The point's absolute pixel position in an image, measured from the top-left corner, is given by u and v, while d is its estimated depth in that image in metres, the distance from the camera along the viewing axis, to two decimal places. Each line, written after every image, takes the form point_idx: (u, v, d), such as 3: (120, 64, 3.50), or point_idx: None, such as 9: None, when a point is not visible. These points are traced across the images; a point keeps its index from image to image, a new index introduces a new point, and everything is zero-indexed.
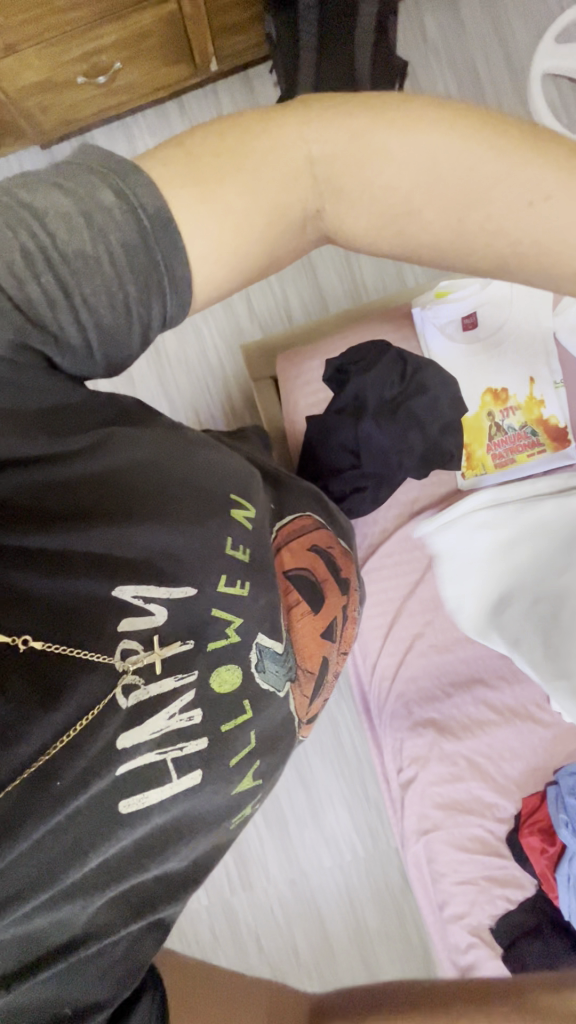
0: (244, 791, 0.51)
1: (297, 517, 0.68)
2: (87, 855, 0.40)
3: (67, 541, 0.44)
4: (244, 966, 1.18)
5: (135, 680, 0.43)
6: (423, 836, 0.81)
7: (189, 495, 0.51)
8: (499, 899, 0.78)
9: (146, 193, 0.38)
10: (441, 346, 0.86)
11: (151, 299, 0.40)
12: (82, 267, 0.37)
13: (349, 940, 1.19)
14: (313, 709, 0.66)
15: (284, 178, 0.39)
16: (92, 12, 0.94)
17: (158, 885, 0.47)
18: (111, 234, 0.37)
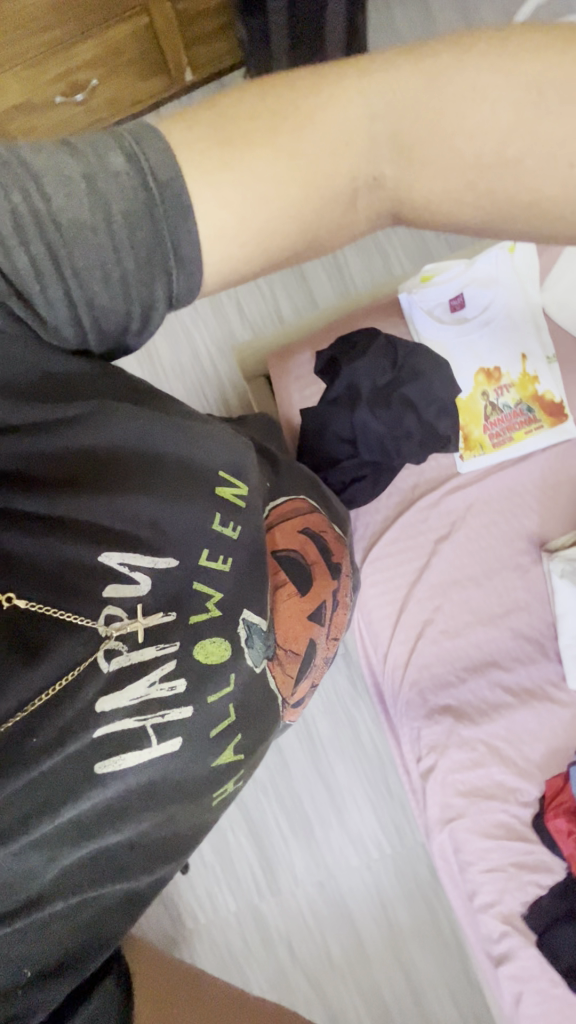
0: (223, 764, 0.53)
1: (289, 496, 0.70)
2: (60, 809, 0.41)
3: (54, 506, 0.46)
4: (278, 971, 1.16)
5: (117, 644, 0.45)
6: (447, 826, 0.79)
7: (180, 471, 0.53)
8: (529, 886, 0.77)
9: (158, 162, 0.37)
10: (431, 328, 0.86)
11: (155, 280, 0.39)
12: (77, 238, 0.36)
13: (383, 942, 1.16)
14: (297, 691, 0.67)
15: (340, 143, 0.37)
16: (64, 29, 0.96)
17: (128, 854, 0.47)
18: (112, 203, 0.36)
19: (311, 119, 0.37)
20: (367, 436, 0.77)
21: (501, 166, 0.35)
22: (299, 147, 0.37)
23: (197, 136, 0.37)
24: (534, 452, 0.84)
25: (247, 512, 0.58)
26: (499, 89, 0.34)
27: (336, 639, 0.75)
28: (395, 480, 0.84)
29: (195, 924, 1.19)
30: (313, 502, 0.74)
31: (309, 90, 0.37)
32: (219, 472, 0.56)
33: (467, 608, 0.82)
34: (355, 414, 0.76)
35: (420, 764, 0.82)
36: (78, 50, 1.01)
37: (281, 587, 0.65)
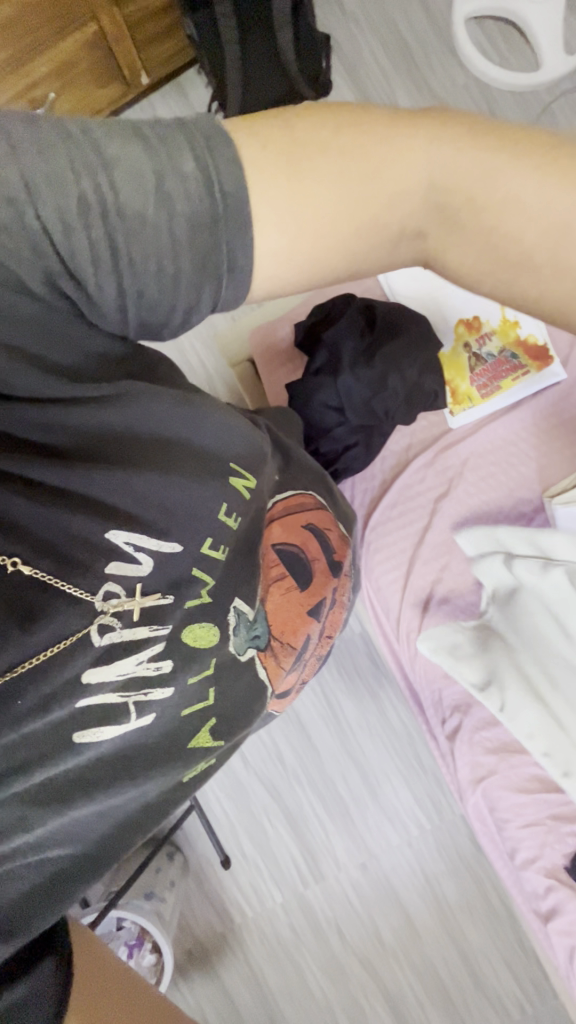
0: (198, 751, 0.53)
1: (299, 489, 0.68)
2: (33, 766, 0.42)
3: (71, 478, 0.45)
4: (332, 960, 1.15)
5: (111, 621, 0.45)
6: (479, 786, 0.79)
7: (195, 454, 0.51)
8: (570, 837, 0.76)
9: (225, 169, 0.36)
10: (406, 286, 0.86)
11: (203, 283, 0.38)
12: (137, 230, 0.36)
13: (434, 920, 1.15)
14: (284, 685, 0.66)
15: (393, 193, 0.37)
16: (19, 48, 0.97)
17: (92, 825, 0.46)
18: (175, 203, 0.36)
19: (381, 167, 0.37)
20: (352, 398, 0.79)
21: (534, 264, 0.36)
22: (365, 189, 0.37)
23: (268, 158, 0.37)
24: (523, 398, 0.85)
25: (250, 504, 0.56)
26: (551, 192, 0.35)
27: (331, 637, 0.75)
28: (387, 444, 0.86)
29: (243, 919, 1.18)
30: (320, 498, 0.72)
31: (383, 134, 0.37)
32: (231, 462, 0.54)
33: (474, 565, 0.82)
34: (339, 381, 0.79)
35: (445, 726, 0.83)
36: (33, 64, 1.02)
37: (281, 580, 0.65)
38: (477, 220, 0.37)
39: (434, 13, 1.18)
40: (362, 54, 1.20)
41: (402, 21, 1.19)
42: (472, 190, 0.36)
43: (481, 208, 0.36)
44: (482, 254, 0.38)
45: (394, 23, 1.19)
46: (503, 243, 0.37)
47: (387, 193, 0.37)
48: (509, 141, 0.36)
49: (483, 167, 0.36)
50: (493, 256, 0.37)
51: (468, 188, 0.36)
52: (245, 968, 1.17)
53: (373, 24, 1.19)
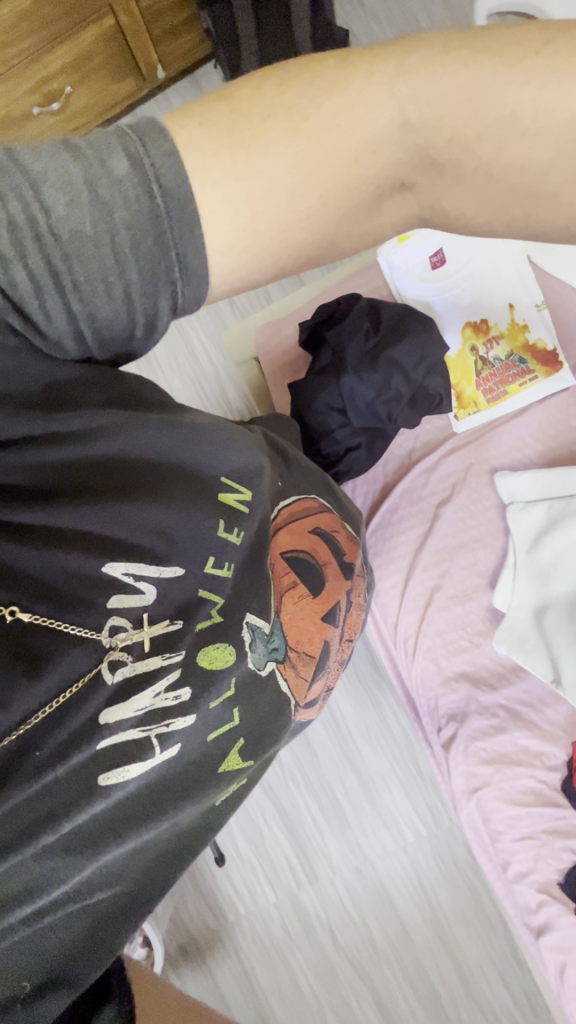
0: (228, 771, 0.51)
1: (302, 494, 0.67)
2: (61, 821, 0.40)
3: (59, 517, 0.44)
4: (324, 962, 1.15)
5: (122, 656, 0.44)
6: (474, 796, 0.78)
7: (183, 477, 0.51)
8: (564, 852, 0.75)
9: (164, 162, 0.35)
10: (412, 288, 0.86)
11: (159, 291, 0.38)
12: (76, 246, 0.35)
13: (427, 928, 1.14)
14: (312, 692, 0.66)
15: (347, 158, 0.36)
16: (37, 40, 0.98)
17: (133, 861, 0.46)
18: (115, 212, 0.35)
19: (341, 115, 0.35)
20: (354, 401, 0.78)
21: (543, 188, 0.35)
22: (321, 154, 0.36)
23: (206, 135, 0.35)
24: (530, 404, 0.83)
25: (252, 518, 0.56)
26: (551, 96, 0.32)
27: (351, 641, 0.74)
28: (391, 447, 0.86)
29: (236, 916, 1.18)
30: (324, 500, 0.71)
31: (337, 86, 0.35)
32: (222, 479, 0.54)
33: (475, 571, 0.81)
34: (341, 381, 0.78)
35: (441, 735, 0.82)
36: (49, 58, 1.02)
37: (293, 588, 0.63)
38: (469, 153, 0.35)
39: (455, 6, 1.16)
40: None
41: (423, 14, 1.17)
42: (458, 122, 0.34)
43: (472, 136, 0.34)
44: (478, 188, 0.36)
45: (413, 17, 1.17)
46: (498, 172, 0.35)
47: (358, 160, 0.36)
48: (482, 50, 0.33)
49: (465, 92, 0.34)
50: (489, 188, 0.36)
51: (451, 122, 0.34)
52: (238, 966, 1.17)
53: (392, 17, 1.17)
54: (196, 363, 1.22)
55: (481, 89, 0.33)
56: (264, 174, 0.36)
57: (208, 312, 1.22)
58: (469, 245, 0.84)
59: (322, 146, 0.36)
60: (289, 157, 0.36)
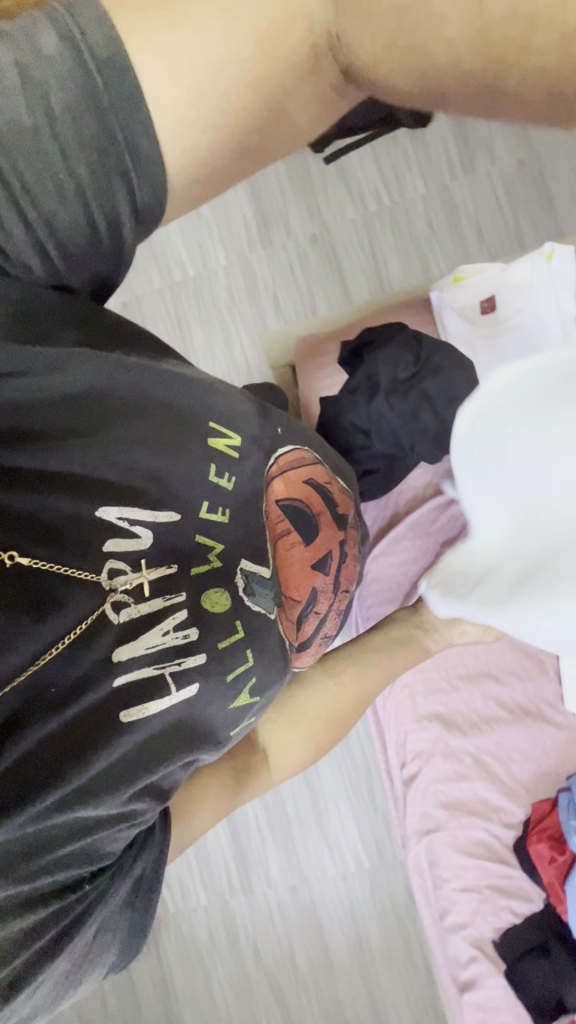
0: (240, 710, 0.48)
1: (294, 443, 0.61)
2: (90, 755, 0.38)
3: (45, 460, 0.43)
4: (241, 974, 1.14)
5: (125, 597, 0.42)
6: (424, 837, 0.79)
7: (167, 416, 0.49)
8: (504, 912, 0.74)
9: (91, 25, 0.34)
10: (459, 329, 0.87)
11: (115, 188, 0.37)
12: (27, 144, 0.34)
13: (351, 959, 1.12)
14: (304, 639, 0.61)
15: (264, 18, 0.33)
16: None
17: (174, 778, 0.45)
18: (51, 89, 0.34)
19: None
20: (380, 428, 0.80)
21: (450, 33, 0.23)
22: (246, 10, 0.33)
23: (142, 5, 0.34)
24: None
25: (244, 461, 0.53)
26: None
27: (347, 592, 0.69)
28: (407, 477, 0.87)
29: (163, 913, 1.18)
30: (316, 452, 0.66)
31: None
32: (211, 421, 0.52)
33: None
34: (372, 405, 0.80)
35: (404, 771, 0.81)
36: None
37: (285, 534, 0.60)
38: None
39: None
40: None
41: None
42: None
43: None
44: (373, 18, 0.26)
45: None
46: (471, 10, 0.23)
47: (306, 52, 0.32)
48: None
49: None
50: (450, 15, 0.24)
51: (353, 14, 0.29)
52: (155, 960, 1.17)
53: None
54: (233, 360, 1.25)
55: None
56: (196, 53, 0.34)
57: (253, 311, 1.24)
58: (520, 299, 0.85)
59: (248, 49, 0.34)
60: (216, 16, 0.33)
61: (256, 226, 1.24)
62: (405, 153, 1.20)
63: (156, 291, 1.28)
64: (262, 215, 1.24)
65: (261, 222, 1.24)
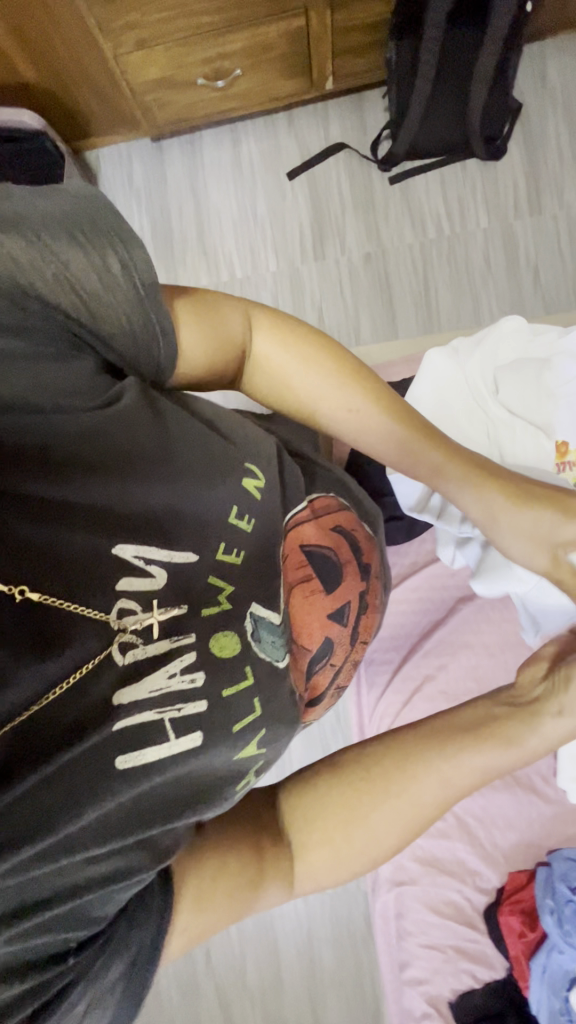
0: (245, 761, 0.48)
1: (320, 488, 0.64)
2: (83, 806, 0.38)
3: (67, 490, 0.42)
4: (191, 980, 1.15)
5: (133, 638, 0.42)
6: (395, 888, 0.80)
7: (197, 456, 0.50)
8: (464, 974, 0.77)
9: (140, 256, 0.46)
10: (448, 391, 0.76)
11: (148, 346, 0.49)
12: (97, 306, 0.45)
13: (301, 981, 1.12)
14: (312, 687, 0.61)
15: (229, 338, 0.55)
16: (225, 19, 0.95)
17: (172, 837, 0.45)
18: (120, 291, 0.46)
19: (223, 311, 0.54)
20: None
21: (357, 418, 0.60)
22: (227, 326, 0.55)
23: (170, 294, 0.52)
24: None
25: (265, 507, 0.54)
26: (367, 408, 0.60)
27: (364, 644, 0.68)
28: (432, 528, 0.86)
29: None
30: (343, 500, 0.68)
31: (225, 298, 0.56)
32: (243, 465, 0.53)
33: (472, 677, 0.83)
34: None
35: None
36: (229, 39, 1.00)
37: (304, 580, 0.59)
38: (317, 394, 0.59)
39: None
40: (547, 136, 1.17)
41: None
42: (308, 380, 0.58)
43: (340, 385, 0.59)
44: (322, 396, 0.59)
45: None
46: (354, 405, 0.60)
47: (269, 356, 0.58)
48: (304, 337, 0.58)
49: (304, 370, 0.58)
50: (348, 407, 0.60)
51: (301, 365, 0.58)
52: None
53: (567, 109, 1.16)
54: None
55: (315, 362, 0.59)
56: (212, 321, 0.53)
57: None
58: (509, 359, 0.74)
59: (237, 334, 0.56)
60: (206, 325, 0.53)
61: (311, 237, 1.23)
62: (473, 186, 1.18)
63: None
64: (318, 227, 1.22)
65: (316, 234, 1.22)
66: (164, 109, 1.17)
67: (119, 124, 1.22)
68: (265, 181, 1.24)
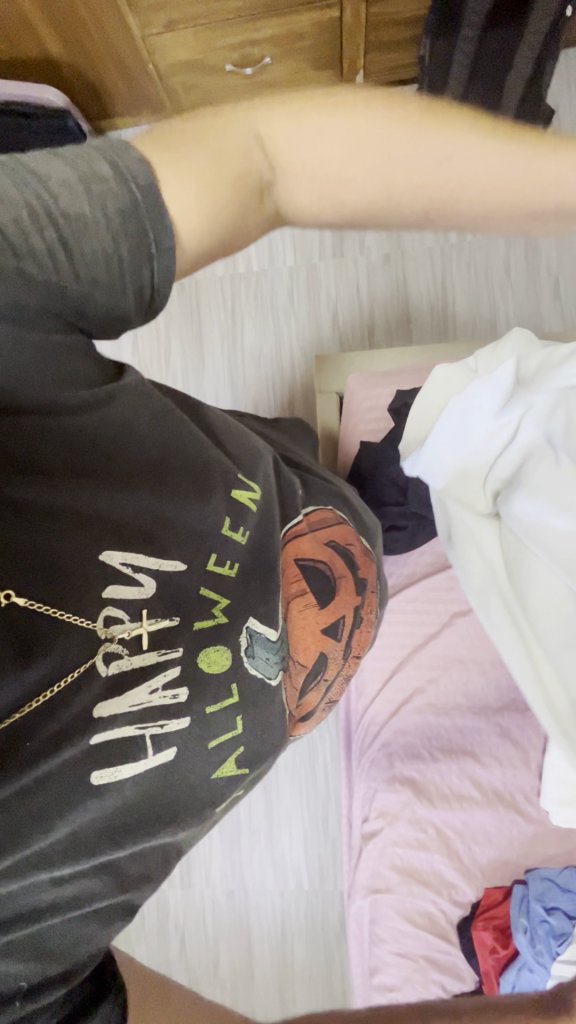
0: (226, 779, 0.48)
1: (317, 504, 0.64)
2: (54, 822, 0.38)
3: (55, 494, 0.42)
4: (164, 964, 1.16)
5: (118, 649, 0.42)
6: (370, 895, 0.83)
7: (190, 467, 0.50)
8: (433, 984, 0.79)
9: (136, 163, 0.38)
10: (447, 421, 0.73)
11: (143, 269, 0.39)
12: (80, 230, 0.36)
13: (272, 972, 1.12)
14: (304, 703, 0.61)
15: (233, 151, 0.39)
16: (255, 6, 0.94)
17: (139, 860, 0.45)
18: (107, 202, 0.37)
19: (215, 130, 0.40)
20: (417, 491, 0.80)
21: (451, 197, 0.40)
22: (225, 140, 0.39)
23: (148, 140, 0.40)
24: None
25: (259, 518, 0.54)
26: (477, 161, 0.39)
27: (357, 658, 0.68)
28: (433, 541, 0.86)
29: None
30: (341, 512, 0.67)
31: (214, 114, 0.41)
32: (237, 475, 0.53)
33: (462, 693, 0.83)
34: None
35: (365, 824, 0.85)
36: (259, 25, 0.98)
37: (299, 595, 0.60)
38: (389, 191, 0.40)
39: None
40: None
41: None
42: (367, 165, 0.39)
43: (411, 148, 0.39)
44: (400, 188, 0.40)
45: None
46: (436, 174, 0.39)
47: (298, 163, 0.40)
48: (333, 101, 0.39)
49: (358, 141, 0.39)
50: (430, 177, 0.39)
51: (345, 155, 0.39)
52: None
53: None
54: (280, 367, 1.23)
55: (364, 120, 0.39)
56: (194, 166, 0.39)
57: (308, 319, 1.22)
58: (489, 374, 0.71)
59: (251, 158, 0.40)
60: (202, 154, 0.39)
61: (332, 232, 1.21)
62: None
63: (216, 279, 1.25)
64: None
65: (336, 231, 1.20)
66: (190, 93, 1.15)
67: (144, 107, 1.20)
68: None
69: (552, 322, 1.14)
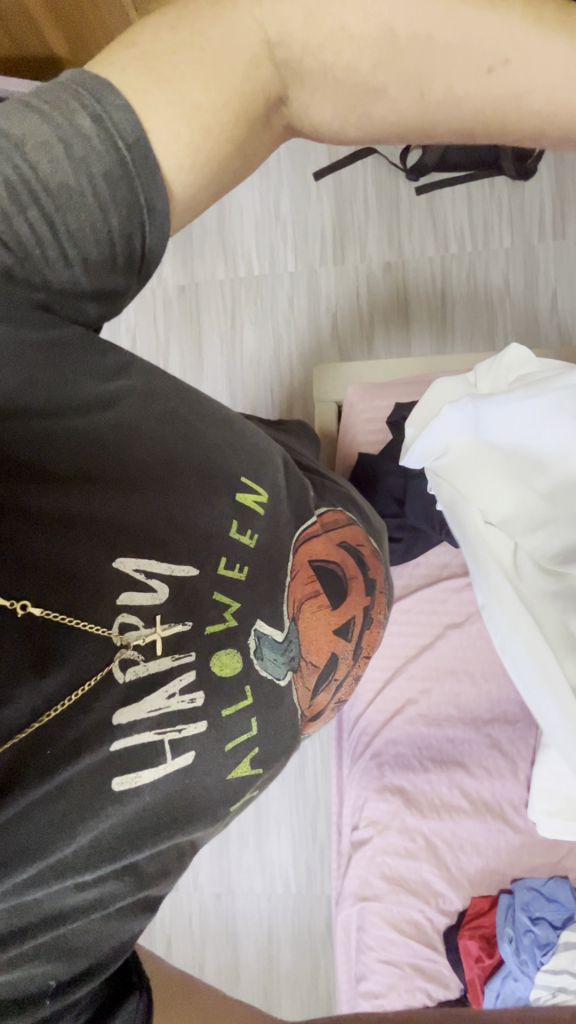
0: (240, 779, 0.49)
1: (328, 505, 0.64)
2: (75, 830, 0.39)
3: (66, 499, 0.43)
4: None
5: (134, 656, 0.42)
6: (359, 903, 0.84)
7: (195, 470, 0.50)
8: (419, 992, 0.80)
9: (120, 116, 0.39)
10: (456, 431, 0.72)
11: (132, 230, 0.42)
12: (67, 199, 0.39)
13: (258, 974, 1.13)
14: (316, 704, 0.61)
15: (233, 62, 0.39)
16: None
17: (159, 861, 0.45)
18: (93, 165, 0.39)
19: (206, 35, 0.39)
20: (414, 503, 0.80)
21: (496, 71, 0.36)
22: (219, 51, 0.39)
23: (136, 58, 0.40)
24: None
25: (267, 521, 0.54)
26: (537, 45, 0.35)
27: (367, 657, 0.69)
28: (429, 553, 0.86)
29: None
30: (350, 515, 0.67)
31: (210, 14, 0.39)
32: (240, 477, 0.53)
33: (454, 704, 0.84)
34: (410, 479, 0.81)
35: (354, 832, 0.86)
36: None
37: (312, 595, 0.58)
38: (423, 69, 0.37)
39: None
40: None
41: None
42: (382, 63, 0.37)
43: (450, 49, 0.36)
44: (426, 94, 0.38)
45: None
46: (482, 81, 0.36)
47: (320, 86, 0.39)
48: None
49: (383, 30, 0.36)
50: (474, 83, 0.37)
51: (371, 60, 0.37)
52: None
53: None
54: (278, 372, 1.23)
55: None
56: (190, 96, 0.40)
57: (308, 324, 1.22)
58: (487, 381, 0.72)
59: (262, 78, 0.40)
60: (198, 72, 0.39)
61: (332, 240, 1.21)
62: (500, 204, 1.16)
63: (216, 283, 1.25)
64: (340, 230, 1.21)
65: (337, 238, 1.21)
66: None
67: None
68: (291, 180, 1.22)
69: (549, 335, 1.15)
